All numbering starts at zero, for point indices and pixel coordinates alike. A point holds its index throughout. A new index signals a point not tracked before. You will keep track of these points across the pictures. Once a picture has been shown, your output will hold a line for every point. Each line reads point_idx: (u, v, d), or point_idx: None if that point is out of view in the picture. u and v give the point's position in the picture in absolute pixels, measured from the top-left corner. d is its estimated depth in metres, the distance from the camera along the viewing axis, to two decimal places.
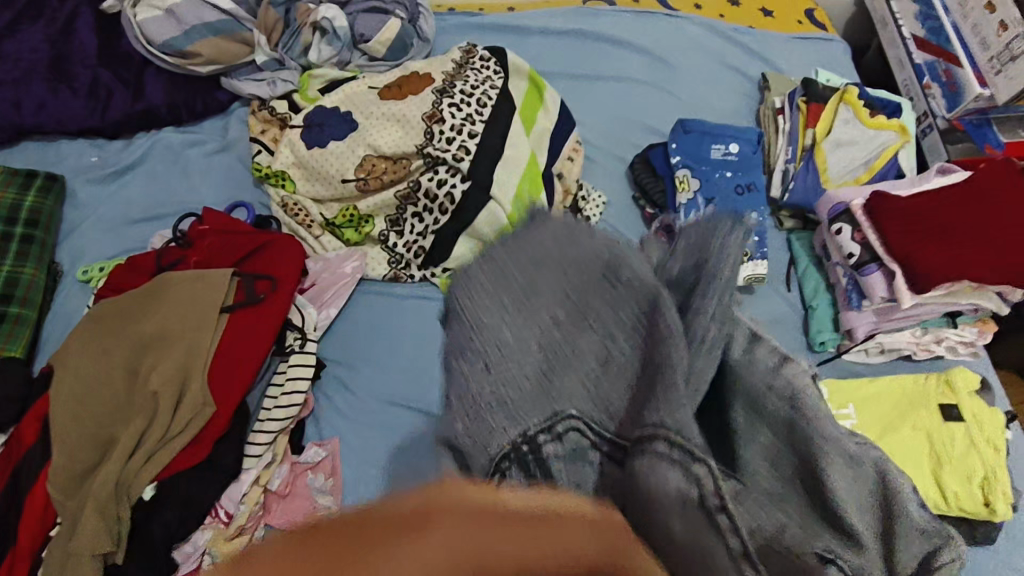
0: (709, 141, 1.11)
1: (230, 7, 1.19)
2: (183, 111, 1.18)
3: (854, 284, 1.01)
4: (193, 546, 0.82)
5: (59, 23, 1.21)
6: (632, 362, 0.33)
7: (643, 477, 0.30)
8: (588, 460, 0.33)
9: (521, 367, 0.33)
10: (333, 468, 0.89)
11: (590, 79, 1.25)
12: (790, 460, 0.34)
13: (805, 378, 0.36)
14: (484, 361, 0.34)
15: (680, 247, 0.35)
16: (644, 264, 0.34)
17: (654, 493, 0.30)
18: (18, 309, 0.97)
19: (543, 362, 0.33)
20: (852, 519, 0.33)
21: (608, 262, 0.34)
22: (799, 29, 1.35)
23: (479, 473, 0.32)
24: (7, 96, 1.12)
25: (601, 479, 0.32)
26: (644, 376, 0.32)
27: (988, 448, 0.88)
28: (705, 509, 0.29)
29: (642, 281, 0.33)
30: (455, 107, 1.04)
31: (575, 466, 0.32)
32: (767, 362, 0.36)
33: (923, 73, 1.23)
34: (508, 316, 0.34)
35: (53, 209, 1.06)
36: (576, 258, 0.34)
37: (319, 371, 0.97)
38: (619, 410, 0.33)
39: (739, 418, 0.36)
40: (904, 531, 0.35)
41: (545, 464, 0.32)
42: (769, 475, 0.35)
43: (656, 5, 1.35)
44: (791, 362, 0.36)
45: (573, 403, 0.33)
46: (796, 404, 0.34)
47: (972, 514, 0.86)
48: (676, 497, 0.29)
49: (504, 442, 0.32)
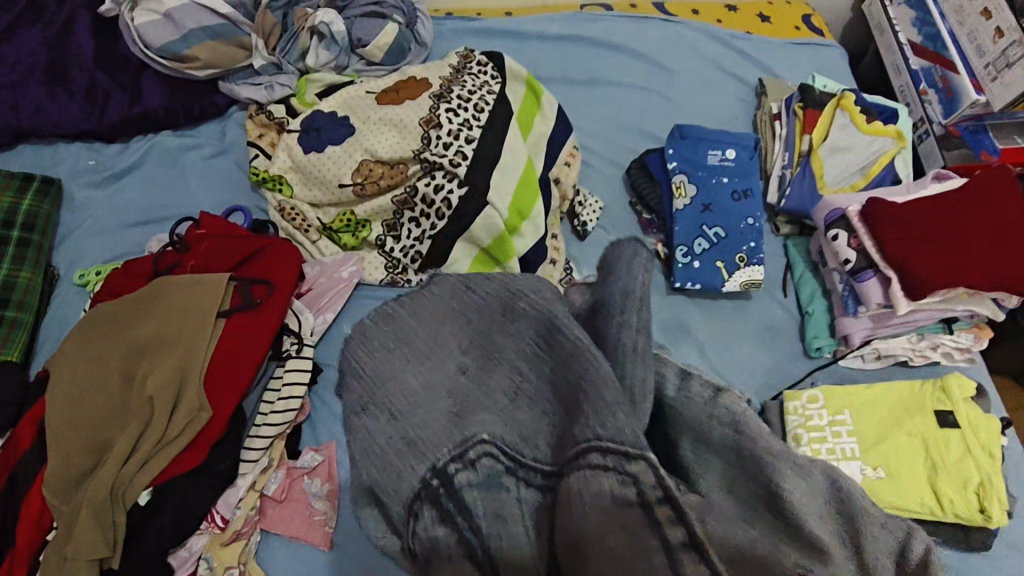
0: (706, 147, 1.11)
1: (227, 11, 1.19)
2: (181, 114, 1.18)
3: (850, 291, 1.01)
4: (190, 551, 0.83)
5: (57, 26, 1.20)
6: (535, 390, 0.47)
7: (579, 486, 0.40)
8: (503, 486, 0.44)
9: (432, 407, 0.47)
10: (330, 473, 0.90)
11: (587, 84, 1.25)
12: (739, 481, 0.44)
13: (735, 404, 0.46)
14: (390, 411, 0.47)
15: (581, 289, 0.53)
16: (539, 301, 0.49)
17: (586, 497, 0.40)
18: (15, 313, 0.97)
19: (451, 404, 0.47)
20: (811, 526, 0.42)
21: (505, 307, 0.50)
22: (797, 35, 1.35)
23: (401, 503, 0.44)
24: (5, 100, 1.12)
25: (519, 503, 0.44)
26: (564, 405, 0.44)
27: (983, 454, 0.88)
28: (644, 507, 0.38)
29: (538, 313, 0.48)
30: (452, 113, 1.03)
31: (490, 489, 0.44)
32: (702, 395, 0.47)
33: (920, 79, 1.24)
34: (410, 368, 0.49)
35: (50, 212, 1.06)
36: (474, 312, 0.51)
37: (315, 376, 0.97)
38: (527, 435, 0.45)
39: (687, 451, 0.46)
40: (862, 527, 0.44)
41: (460, 490, 0.44)
42: (725, 492, 0.44)
43: (654, 11, 1.35)
44: (721, 393, 0.47)
45: (484, 433, 0.45)
46: (735, 426, 0.44)
47: (969, 521, 0.86)
48: (610, 496, 0.39)
49: (414, 481, 0.44)
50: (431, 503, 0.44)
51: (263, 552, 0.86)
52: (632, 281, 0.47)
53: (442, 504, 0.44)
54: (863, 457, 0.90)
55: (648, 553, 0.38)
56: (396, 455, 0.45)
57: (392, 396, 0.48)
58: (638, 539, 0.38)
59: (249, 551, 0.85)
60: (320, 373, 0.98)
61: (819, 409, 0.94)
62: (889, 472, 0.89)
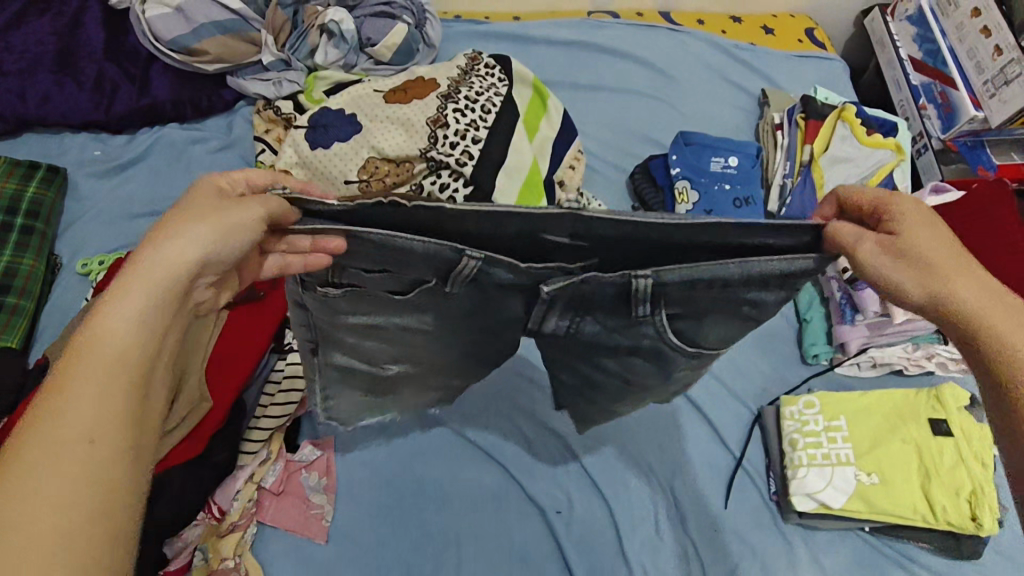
0: (710, 153, 1.13)
1: (238, 7, 1.19)
2: (188, 108, 1.19)
3: (847, 299, 1.04)
4: (185, 540, 0.84)
5: (67, 17, 1.21)
6: (569, 294, 0.58)
7: (555, 309, 0.60)
8: (571, 309, 0.60)
9: (403, 259, 0.55)
10: (327, 467, 0.94)
11: (592, 89, 1.27)
12: (707, 282, 0.54)
13: (714, 277, 0.54)
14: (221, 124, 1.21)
15: (671, 284, 0.54)
16: (585, 289, 0.57)
17: (570, 308, 0.60)
18: (16, 300, 0.96)
19: (411, 275, 0.58)
20: (745, 271, 0.53)
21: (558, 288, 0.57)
22: (799, 48, 1.37)
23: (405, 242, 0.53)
24: (12, 87, 1.13)
25: (567, 304, 0.59)
26: (582, 303, 0.59)
27: (976, 463, 0.91)
28: (608, 315, 0.60)
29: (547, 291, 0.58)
30: (460, 113, 1.05)
31: (576, 306, 0.59)
32: (686, 285, 0.55)
33: (920, 95, 1.26)
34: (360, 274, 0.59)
35: (53, 200, 1.06)
36: (371, 245, 0.54)
37: (161, 107, 1.18)
38: (613, 296, 0.57)
39: (636, 302, 0.56)
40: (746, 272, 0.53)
41: (579, 294, 0.58)
42: (654, 299, 0.56)
43: (659, 19, 1.37)
44: (719, 278, 0.54)
45: (403, 268, 0.57)
46: (749, 280, 0.54)
47: (960, 527, 0.89)
48: (581, 308, 0.59)
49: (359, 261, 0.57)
50: (579, 296, 0.58)
51: (259, 546, 0.89)
52: (707, 272, 0.53)
53: (569, 304, 0.59)
54: (858, 463, 0.94)
55: (577, 308, 0.60)
56: (388, 261, 0.56)
57: (372, 272, 0.58)
58: (591, 317, 0.61)
59: (245, 542, 0.87)
60: (169, 124, 1.19)
61: (814, 415, 0.98)
62: (881, 478, 0.92)
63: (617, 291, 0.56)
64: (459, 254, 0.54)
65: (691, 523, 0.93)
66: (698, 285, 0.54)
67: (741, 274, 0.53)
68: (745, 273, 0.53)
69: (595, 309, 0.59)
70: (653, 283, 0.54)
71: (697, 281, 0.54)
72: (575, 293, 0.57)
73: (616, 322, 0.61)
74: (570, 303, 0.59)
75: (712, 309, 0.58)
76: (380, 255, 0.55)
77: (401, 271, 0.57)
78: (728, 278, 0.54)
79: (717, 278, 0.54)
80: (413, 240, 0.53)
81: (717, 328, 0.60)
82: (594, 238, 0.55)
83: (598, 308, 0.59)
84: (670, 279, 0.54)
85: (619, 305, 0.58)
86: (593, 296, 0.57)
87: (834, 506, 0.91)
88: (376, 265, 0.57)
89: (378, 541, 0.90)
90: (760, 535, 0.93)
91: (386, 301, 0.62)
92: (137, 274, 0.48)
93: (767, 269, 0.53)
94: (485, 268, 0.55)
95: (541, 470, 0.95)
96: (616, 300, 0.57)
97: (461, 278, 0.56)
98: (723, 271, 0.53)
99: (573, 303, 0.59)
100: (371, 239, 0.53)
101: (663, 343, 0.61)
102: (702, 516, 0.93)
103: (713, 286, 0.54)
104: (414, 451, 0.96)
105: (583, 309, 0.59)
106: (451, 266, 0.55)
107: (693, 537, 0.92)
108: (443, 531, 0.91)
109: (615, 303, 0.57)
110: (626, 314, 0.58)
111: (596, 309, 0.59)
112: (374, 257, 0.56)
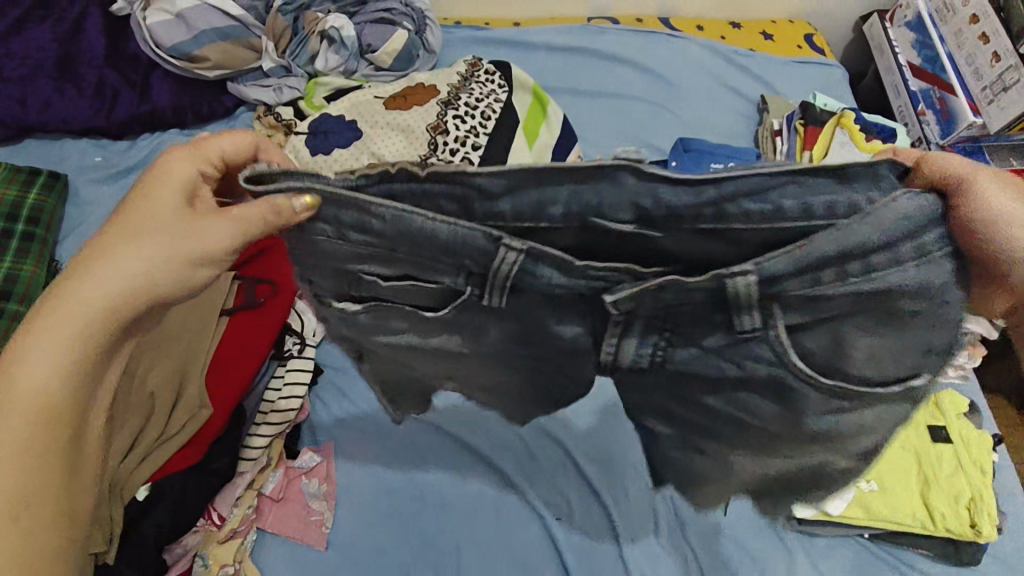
0: (709, 160, 1.13)
1: (238, 13, 1.19)
2: (188, 114, 1.19)
3: None
4: (184, 548, 0.85)
5: (67, 23, 1.21)
6: (654, 302, 0.50)
7: (640, 319, 0.52)
8: (656, 326, 0.53)
9: (432, 238, 0.49)
10: (327, 473, 0.94)
11: (592, 95, 1.27)
12: (828, 262, 0.46)
13: (835, 241, 0.45)
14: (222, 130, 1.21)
15: (787, 259, 0.46)
16: (671, 293, 0.49)
17: (652, 320, 0.52)
18: (17, 306, 0.94)
19: (450, 263, 0.50)
20: (866, 235, 0.45)
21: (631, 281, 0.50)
22: (798, 53, 1.37)
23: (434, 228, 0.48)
24: (13, 93, 1.13)
25: (652, 316, 0.52)
26: (669, 316, 0.51)
27: (975, 470, 0.92)
28: (715, 328, 0.51)
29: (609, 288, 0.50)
30: (460, 119, 1.06)
31: (677, 318, 0.51)
32: (803, 272, 0.47)
33: (918, 100, 1.26)
34: (404, 268, 0.52)
35: (54, 206, 1.07)
36: (393, 234, 0.49)
37: (162, 113, 1.18)
38: (714, 297, 0.49)
39: (746, 303, 0.48)
40: (879, 222, 0.45)
41: (672, 301, 0.50)
42: (767, 290, 0.48)
43: (658, 25, 1.38)
44: (842, 244, 0.46)
45: (442, 255, 0.49)
46: (877, 243, 0.46)
47: (960, 535, 0.89)
48: (669, 319, 0.52)
49: (387, 245, 0.50)
50: (669, 304, 0.50)
51: (258, 552, 0.89)
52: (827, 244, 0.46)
53: (657, 320, 0.52)
54: None
55: (672, 323, 0.52)
56: (429, 250, 0.49)
57: (412, 258, 0.51)
58: (688, 335, 0.53)
59: (245, 549, 0.87)
60: (170, 130, 1.20)
61: None
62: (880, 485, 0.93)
63: (718, 293, 0.48)
64: (496, 243, 0.48)
65: (690, 531, 0.93)
66: (820, 274, 0.47)
67: (856, 237, 0.45)
68: (873, 227, 0.45)
69: (688, 322, 0.52)
70: (754, 280, 0.47)
71: (816, 257, 0.46)
72: (666, 300, 0.50)
73: (714, 338, 0.52)
74: (662, 317, 0.52)
75: (851, 312, 0.49)
76: (401, 242, 0.50)
77: (443, 257, 0.50)
78: (851, 242, 0.45)
79: (838, 243, 0.45)
80: (428, 218, 0.48)
81: (862, 342, 0.51)
82: (671, 228, 0.49)
83: (693, 320, 0.51)
84: (783, 262, 0.46)
85: (710, 313, 0.50)
86: (682, 302, 0.50)
87: (833, 513, 0.91)
88: (414, 248, 0.50)
89: (378, 549, 0.90)
90: (760, 542, 0.93)
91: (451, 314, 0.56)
92: (61, 308, 0.52)
93: (897, 217, 0.45)
94: (534, 257, 0.49)
95: (542, 476, 0.96)
96: (715, 300, 0.49)
97: (504, 266, 0.49)
98: (844, 234, 0.45)
99: (663, 315, 0.51)
100: (382, 213, 0.48)
101: (781, 369, 0.52)
102: (701, 523, 0.94)
103: (837, 262, 0.46)
104: (414, 459, 0.96)
105: (674, 326, 0.52)
106: (489, 260, 0.49)
107: (693, 544, 0.92)
108: (442, 539, 0.91)
109: (719, 307, 0.49)
110: (729, 328, 0.51)
111: (690, 322, 0.52)
112: (410, 243, 0.49)
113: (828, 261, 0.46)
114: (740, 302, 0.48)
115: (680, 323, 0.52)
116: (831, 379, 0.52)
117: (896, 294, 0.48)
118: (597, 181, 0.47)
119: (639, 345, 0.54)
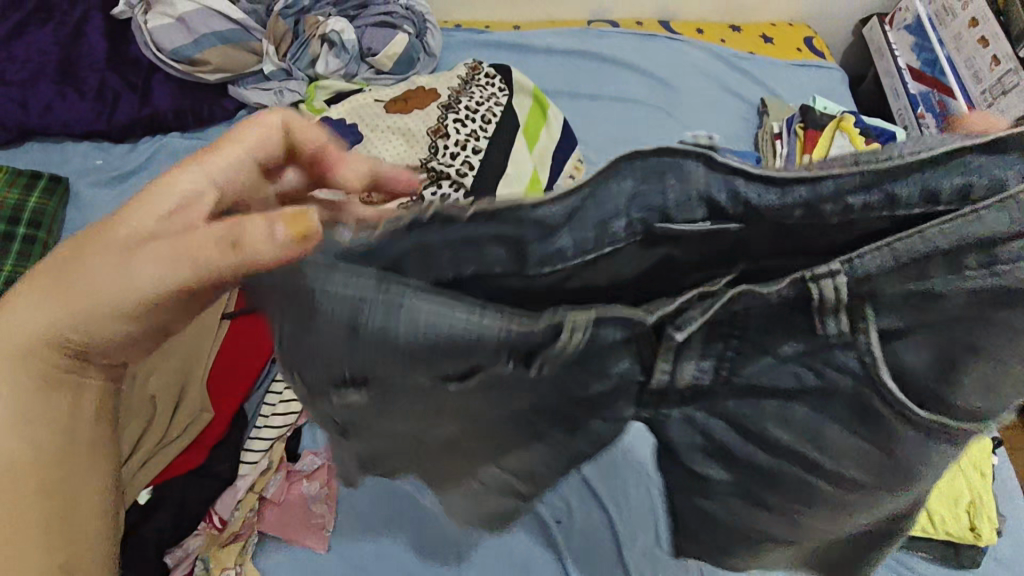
0: None
1: (239, 17, 1.20)
2: (189, 117, 1.19)
3: None
4: (186, 550, 0.84)
5: (68, 27, 1.21)
6: (730, 304, 0.41)
7: (702, 341, 0.42)
8: (724, 339, 0.42)
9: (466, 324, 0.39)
10: (328, 477, 0.94)
11: (593, 98, 1.27)
12: (936, 253, 0.39)
13: (945, 228, 0.39)
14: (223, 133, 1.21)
15: (891, 248, 0.39)
16: (753, 299, 0.41)
17: (720, 336, 0.42)
18: None
19: (475, 345, 0.39)
20: (974, 222, 0.39)
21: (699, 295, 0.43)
22: (798, 56, 1.38)
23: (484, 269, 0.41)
24: (15, 97, 1.13)
25: (727, 325, 0.42)
26: (746, 326, 0.42)
27: (975, 473, 0.93)
28: (796, 347, 0.42)
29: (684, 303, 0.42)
30: (460, 124, 1.06)
31: (756, 330, 0.42)
32: (903, 253, 0.39)
33: (918, 103, 1.26)
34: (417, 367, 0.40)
35: (55, 210, 1.07)
36: (409, 327, 0.38)
37: (163, 117, 1.18)
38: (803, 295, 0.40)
39: (840, 302, 0.40)
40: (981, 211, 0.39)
41: (749, 305, 0.41)
42: (866, 285, 0.40)
43: (659, 28, 1.38)
44: (954, 231, 0.39)
45: (472, 343, 0.39)
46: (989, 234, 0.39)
47: (960, 538, 0.90)
48: (742, 331, 0.42)
49: (403, 336, 0.39)
50: (742, 305, 0.41)
51: (260, 555, 0.89)
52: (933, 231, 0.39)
53: (729, 330, 0.42)
54: None
55: (742, 335, 0.42)
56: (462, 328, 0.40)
57: (430, 352, 0.39)
58: (761, 356, 0.43)
59: (245, 553, 0.87)
60: (171, 133, 1.19)
61: None
62: None
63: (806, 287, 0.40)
64: (556, 332, 0.40)
65: None
66: (924, 270, 0.39)
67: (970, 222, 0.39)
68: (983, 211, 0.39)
69: (768, 330, 0.42)
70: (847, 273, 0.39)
71: (924, 244, 0.39)
72: (741, 304, 0.41)
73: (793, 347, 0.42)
74: (729, 327, 0.42)
75: (958, 317, 0.41)
76: (427, 350, 0.39)
77: (469, 353, 0.39)
78: (969, 229, 0.38)
79: (944, 232, 0.39)
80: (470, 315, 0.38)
81: (975, 367, 0.41)
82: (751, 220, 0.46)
83: (774, 324, 0.42)
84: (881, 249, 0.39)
85: (797, 315, 0.41)
86: (763, 308, 0.41)
87: None
88: (444, 338, 0.39)
89: (378, 553, 0.90)
90: None
91: (460, 396, 0.43)
92: None
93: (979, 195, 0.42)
94: (595, 322, 0.40)
95: None
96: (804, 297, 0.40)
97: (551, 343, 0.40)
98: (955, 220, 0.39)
99: (738, 325, 0.42)
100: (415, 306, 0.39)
101: (873, 390, 0.41)
102: None
103: (946, 252, 0.39)
104: None
105: (745, 340, 0.43)
106: (540, 345, 0.40)
107: None
108: (443, 543, 0.91)
109: (802, 312, 0.41)
110: (814, 334, 0.41)
111: (771, 329, 0.42)
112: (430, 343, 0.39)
113: (936, 258, 0.39)
114: (834, 298, 0.40)
115: (760, 336, 0.43)
116: (932, 412, 0.42)
117: (1016, 300, 0.39)
118: (662, 176, 0.45)
119: (699, 365, 0.43)
